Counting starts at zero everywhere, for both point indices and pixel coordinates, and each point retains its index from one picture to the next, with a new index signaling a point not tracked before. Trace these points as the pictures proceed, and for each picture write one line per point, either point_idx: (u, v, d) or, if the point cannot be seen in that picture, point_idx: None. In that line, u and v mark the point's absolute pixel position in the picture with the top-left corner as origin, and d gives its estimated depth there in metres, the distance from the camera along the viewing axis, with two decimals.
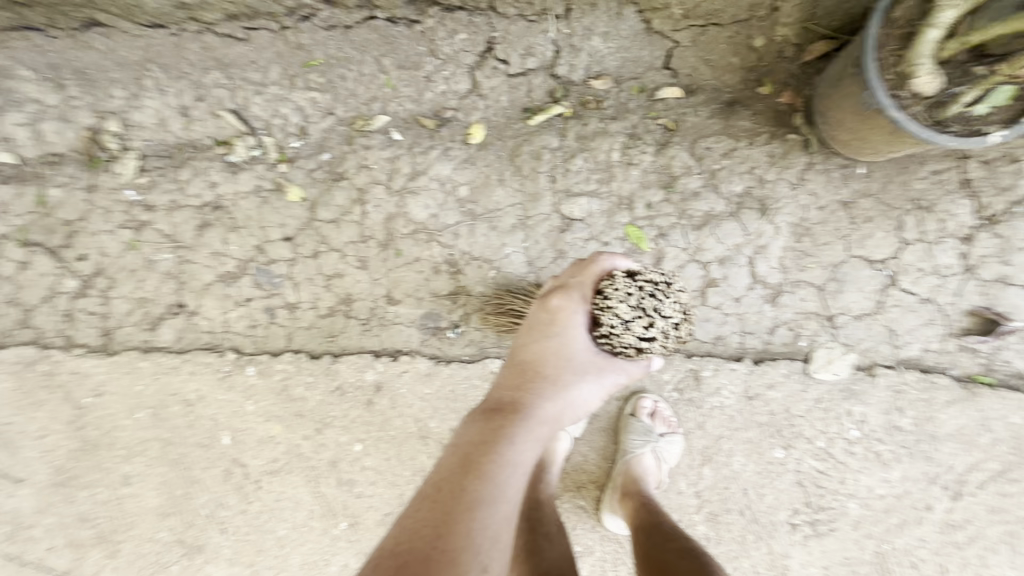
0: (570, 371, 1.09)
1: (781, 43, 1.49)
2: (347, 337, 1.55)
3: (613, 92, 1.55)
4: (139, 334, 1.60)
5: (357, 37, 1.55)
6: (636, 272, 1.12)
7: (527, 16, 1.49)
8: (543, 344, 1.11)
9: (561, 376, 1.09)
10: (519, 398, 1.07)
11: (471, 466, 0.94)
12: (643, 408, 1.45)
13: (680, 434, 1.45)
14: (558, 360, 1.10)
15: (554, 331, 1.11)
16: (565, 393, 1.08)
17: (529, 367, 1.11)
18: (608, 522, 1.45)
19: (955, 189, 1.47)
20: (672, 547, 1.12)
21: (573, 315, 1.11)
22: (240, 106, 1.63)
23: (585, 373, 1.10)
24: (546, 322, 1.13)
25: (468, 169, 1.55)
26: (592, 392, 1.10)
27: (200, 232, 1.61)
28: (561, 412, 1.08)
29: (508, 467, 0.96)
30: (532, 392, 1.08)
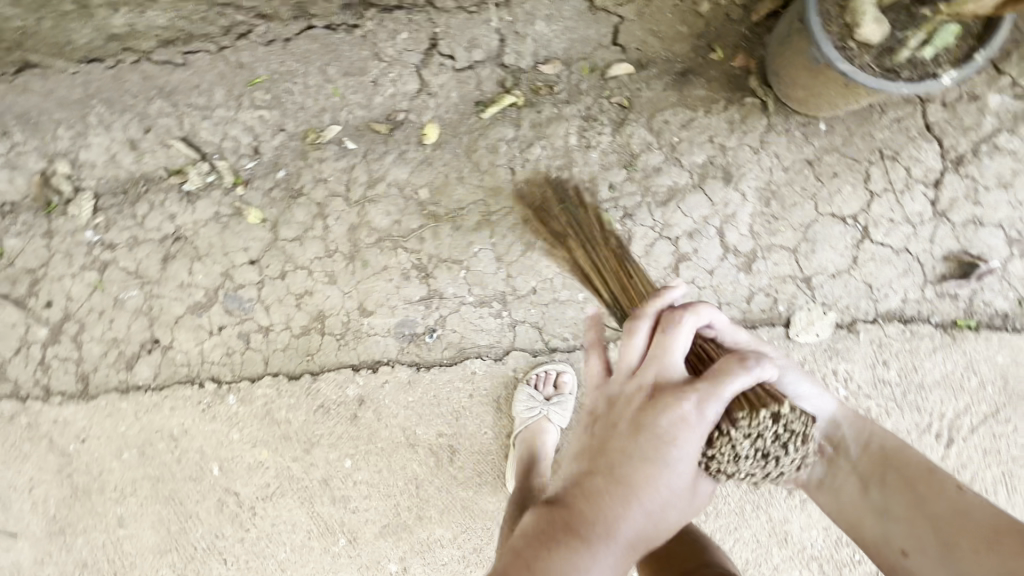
0: (668, 500, 0.86)
1: (726, 6, 1.48)
2: (324, 355, 1.53)
3: (564, 75, 1.51)
4: (115, 375, 1.58)
5: (299, 49, 1.52)
6: (780, 410, 0.89)
7: (466, 8, 1.49)
8: (654, 464, 0.85)
9: (657, 500, 0.85)
10: (610, 527, 0.82)
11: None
12: None
13: None
14: (659, 487, 0.85)
15: (675, 446, 0.85)
16: (657, 522, 0.85)
17: (622, 484, 0.85)
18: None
19: (918, 134, 1.45)
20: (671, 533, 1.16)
21: (699, 430, 0.85)
22: (188, 133, 1.59)
23: (682, 497, 0.88)
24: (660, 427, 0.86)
25: (426, 171, 1.53)
26: (675, 522, 0.87)
27: (165, 265, 1.59)
28: (649, 540, 0.85)
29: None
30: (617, 514, 0.83)
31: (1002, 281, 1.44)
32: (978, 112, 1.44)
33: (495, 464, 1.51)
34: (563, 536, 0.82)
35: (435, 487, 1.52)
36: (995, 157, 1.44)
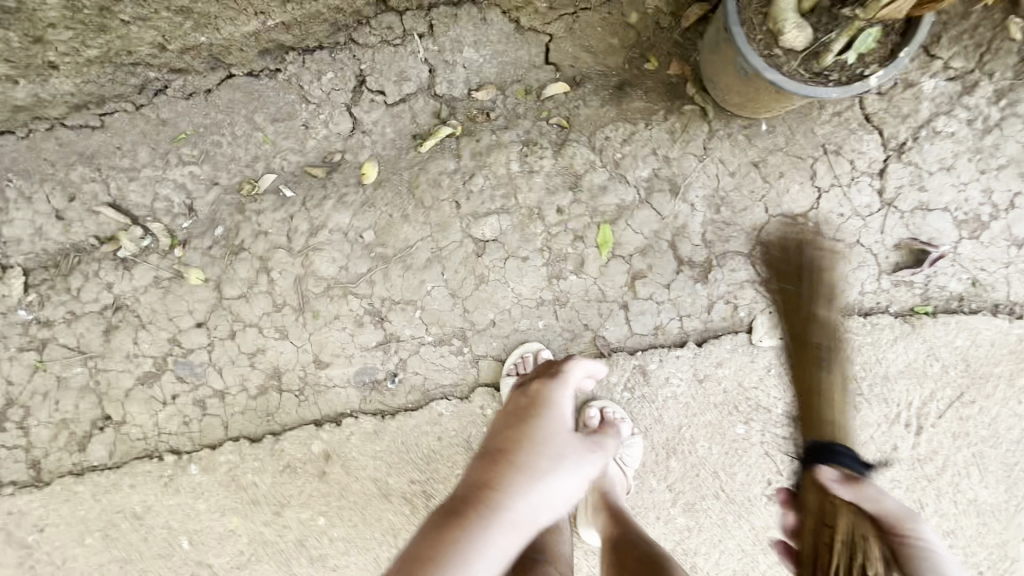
0: (545, 472, 0.96)
1: (655, 14, 1.43)
2: (285, 412, 1.48)
3: (500, 100, 1.47)
4: (69, 457, 1.51)
5: (221, 100, 1.45)
6: None
7: (391, 42, 1.42)
8: (529, 429, 1.03)
9: (541, 461, 0.97)
10: (492, 493, 0.91)
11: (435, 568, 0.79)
12: (592, 418, 1.39)
13: (638, 435, 1.43)
14: (532, 457, 0.97)
15: (537, 417, 1.05)
16: (540, 488, 0.94)
17: (497, 463, 0.97)
18: (583, 535, 1.45)
19: (858, 126, 1.45)
20: (636, 556, 1.10)
21: (562, 402, 1.10)
22: (116, 197, 1.51)
23: (560, 468, 0.99)
24: (521, 414, 1.07)
25: (368, 213, 1.47)
26: (556, 508, 0.96)
27: (108, 338, 1.52)
28: (533, 515, 0.92)
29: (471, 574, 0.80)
30: (507, 479, 0.93)
31: (953, 264, 1.45)
32: (915, 99, 1.44)
33: None
34: (457, 509, 0.88)
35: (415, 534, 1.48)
36: (936, 142, 1.45)
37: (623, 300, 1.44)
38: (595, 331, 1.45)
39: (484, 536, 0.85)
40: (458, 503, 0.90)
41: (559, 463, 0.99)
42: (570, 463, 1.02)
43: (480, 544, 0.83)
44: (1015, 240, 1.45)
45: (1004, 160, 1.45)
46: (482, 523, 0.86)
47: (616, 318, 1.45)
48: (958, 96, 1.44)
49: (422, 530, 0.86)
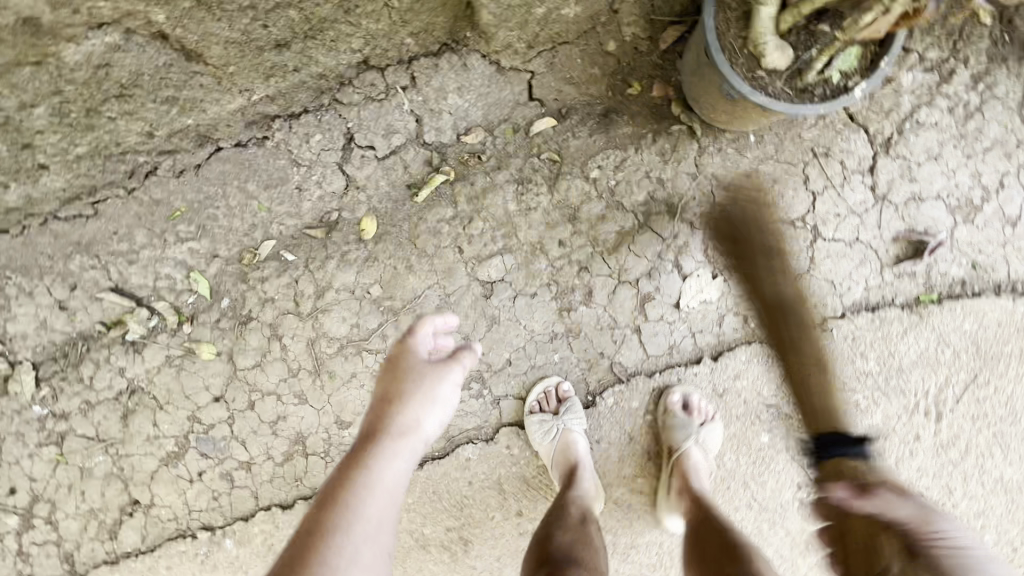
0: (421, 398, 1.05)
1: (633, 41, 1.42)
2: (314, 475, 1.48)
3: (489, 141, 1.48)
4: (103, 546, 1.51)
5: (211, 174, 1.43)
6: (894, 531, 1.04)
7: (374, 98, 1.41)
8: (393, 367, 1.09)
9: (409, 388, 1.06)
10: (381, 427, 1.03)
11: (347, 501, 0.93)
12: (676, 404, 1.43)
13: (719, 421, 1.45)
14: (405, 390, 1.06)
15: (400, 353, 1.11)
16: (418, 411, 1.04)
17: (380, 404, 1.07)
18: (668, 525, 1.41)
19: (844, 126, 1.47)
20: (717, 543, 1.13)
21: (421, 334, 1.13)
22: (118, 281, 1.50)
23: (433, 392, 1.06)
24: (394, 358, 1.11)
25: (372, 268, 1.47)
26: (439, 419, 1.08)
27: (126, 423, 1.50)
28: (415, 430, 1.04)
29: (378, 494, 0.96)
30: (387, 415, 1.04)
31: (952, 249, 1.47)
32: (895, 93, 1.46)
33: (511, 544, 1.48)
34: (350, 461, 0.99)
35: None
36: (921, 133, 1.47)
37: (634, 324, 1.45)
38: (611, 358, 1.46)
39: (377, 464, 0.99)
40: (357, 447, 1.02)
41: (427, 385, 1.06)
42: (442, 383, 1.07)
43: (377, 471, 0.98)
44: (1009, 220, 1.48)
45: (989, 142, 1.47)
46: (374, 453, 1.00)
47: (630, 343, 1.46)
48: (937, 86, 1.46)
49: (334, 473, 0.99)
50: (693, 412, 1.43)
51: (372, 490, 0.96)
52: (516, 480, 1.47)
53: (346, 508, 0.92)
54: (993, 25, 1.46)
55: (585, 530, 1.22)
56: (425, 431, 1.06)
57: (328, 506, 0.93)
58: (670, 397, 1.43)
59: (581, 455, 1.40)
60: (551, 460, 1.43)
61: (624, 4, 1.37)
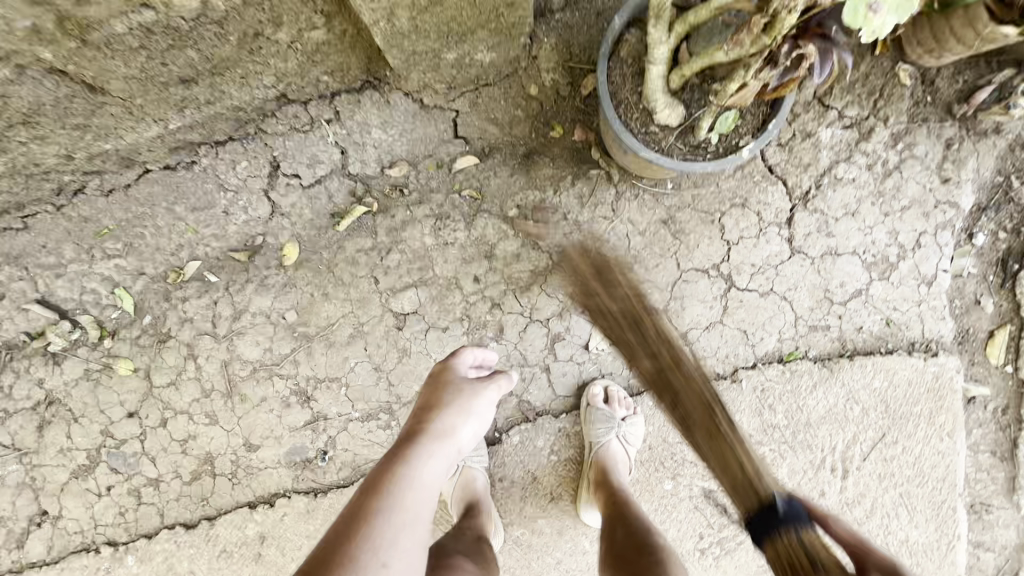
0: (461, 411, 1.16)
1: (554, 86, 1.45)
2: (219, 496, 1.49)
3: (413, 176, 1.50)
4: (9, 554, 1.52)
5: (138, 195, 1.47)
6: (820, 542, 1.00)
7: (299, 129, 1.45)
8: (436, 386, 1.23)
9: (451, 401, 1.18)
10: (419, 431, 1.11)
11: (391, 489, 0.97)
12: (596, 396, 1.43)
13: (641, 414, 1.44)
14: (446, 401, 1.17)
15: (447, 372, 1.25)
16: (455, 420, 1.14)
17: (421, 413, 1.17)
18: (586, 519, 1.42)
19: (762, 178, 1.48)
20: (631, 543, 1.12)
21: (465, 356, 1.28)
22: (44, 294, 1.53)
23: (469, 405, 1.19)
24: (438, 376, 1.25)
25: (289, 293, 1.50)
26: (470, 433, 1.16)
27: (42, 433, 1.53)
28: (453, 438, 1.12)
29: (416, 488, 1.00)
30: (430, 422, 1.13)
31: (866, 305, 1.47)
32: (814, 148, 1.48)
33: None
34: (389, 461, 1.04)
35: None
36: (838, 189, 1.48)
37: (544, 364, 1.46)
38: (519, 397, 1.46)
39: (418, 460, 1.04)
40: (397, 447, 1.09)
41: (466, 398, 1.19)
42: (478, 399, 1.20)
43: (417, 467, 1.03)
44: (924, 279, 1.48)
45: (907, 201, 1.48)
46: (414, 452, 1.06)
47: (539, 382, 1.46)
48: (856, 143, 1.47)
49: (375, 468, 1.04)
50: (614, 406, 1.42)
51: (411, 486, 1.00)
52: None
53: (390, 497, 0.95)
54: (915, 85, 1.47)
55: (480, 550, 1.21)
56: (459, 441, 1.14)
57: (371, 493, 0.96)
58: (591, 389, 1.44)
59: (481, 492, 1.40)
60: (451, 496, 1.42)
61: (542, 50, 1.41)
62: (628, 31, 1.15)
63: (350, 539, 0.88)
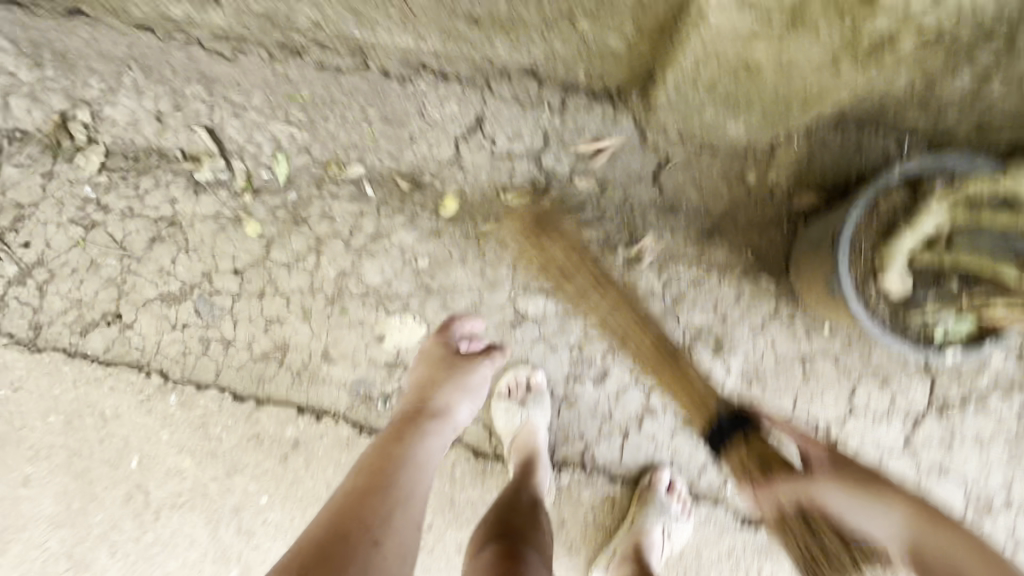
0: (459, 386, 1.32)
1: (772, 184, 1.41)
2: (275, 386, 1.51)
3: (594, 194, 1.48)
4: (68, 336, 1.55)
5: (345, 84, 1.49)
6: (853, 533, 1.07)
7: (522, 101, 1.41)
8: (426, 365, 1.37)
9: (444, 380, 1.33)
10: (420, 412, 1.26)
11: (393, 463, 1.12)
12: (660, 481, 1.42)
13: (691, 518, 1.43)
14: (443, 378, 1.32)
15: (437, 346, 1.39)
16: (451, 399, 1.30)
17: (419, 391, 1.32)
18: None
19: (914, 368, 1.44)
20: None
21: (454, 330, 1.42)
22: (216, 125, 1.55)
23: (467, 383, 1.33)
24: (434, 353, 1.38)
25: (432, 242, 1.51)
26: (468, 410, 1.32)
27: (150, 246, 1.56)
28: (447, 415, 1.28)
29: (413, 464, 1.13)
30: (426, 403, 1.28)
31: None
32: (979, 367, 1.42)
33: None
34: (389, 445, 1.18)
35: None
36: (980, 415, 1.43)
37: (625, 428, 1.45)
38: (587, 444, 1.45)
39: (415, 441, 1.19)
40: (398, 421, 1.26)
41: (461, 376, 1.34)
42: (474, 375, 1.34)
43: (416, 439, 1.20)
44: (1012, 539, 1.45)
45: None
46: (413, 434, 1.21)
47: (612, 442, 1.45)
48: None
49: (377, 446, 1.18)
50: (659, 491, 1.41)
51: (410, 465, 1.14)
52: (442, 498, 1.47)
53: (390, 468, 1.11)
54: None
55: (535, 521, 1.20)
56: (455, 419, 1.30)
57: (373, 473, 1.10)
58: (659, 472, 1.42)
59: (540, 444, 1.40)
60: (510, 444, 1.43)
61: (785, 149, 1.35)
62: (898, 185, 1.10)
63: (352, 505, 1.02)
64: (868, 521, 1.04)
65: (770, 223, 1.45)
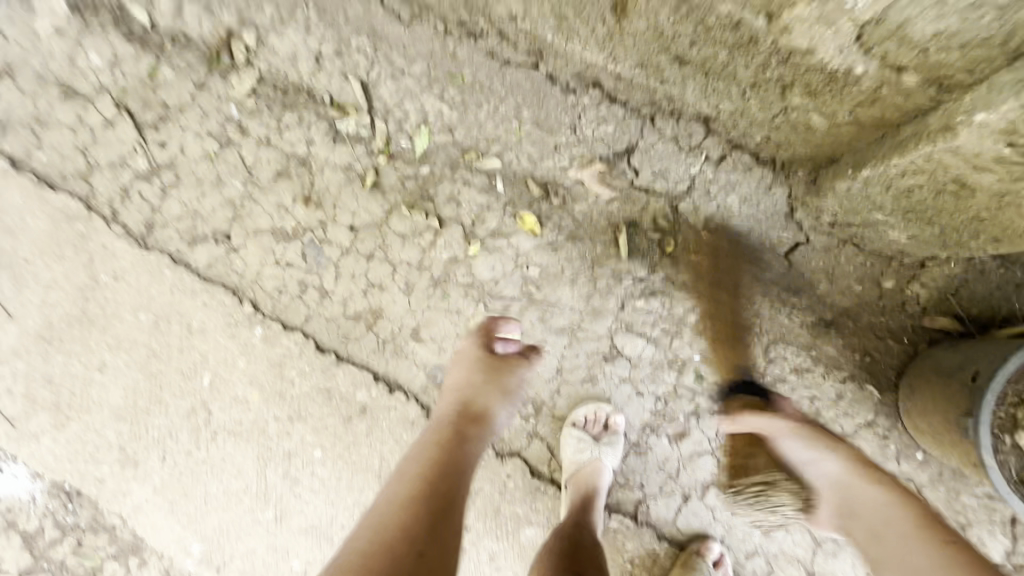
0: (494, 389, 1.30)
1: (909, 296, 1.37)
2: (358, 347, 1.53)
3: (723, 254, 1.44)
4: (177, 243, 1.58)
5: (509, 77, 1.45)
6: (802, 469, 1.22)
7: (681, 143, 1.39)
8: (462, 366, 1.34)
9: (482, 385, 1.30)
10: (459, 417, 1.26)
11: (431, 476, 1.10)
12: (710, 554, 1.41)
13: None
14: (480, 382, 1.30)
15: (471, 349, 1.37)
16: (488, 402, 1.29)
17: (457, 394, 1.30)
18: None
19: (998, 522, 1.39)
20: None
21: (490, 325, 1.40)
22: (372, 82, 1.53)
23: (504, 387, 1.32)
24: (470, 355, 1.36)
25: (548, 254, 1.49)
26: (504, 413, 1.32)
27: (275, 179, 1.57)
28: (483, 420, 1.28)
29: (454, 469, 1.14)
30: (464, 407, 1.28)
31: None
32: None
33: None
34: (430, 451, 1.18)
35: None
36: None
37: (687, 491, 1.45)
38: (644, 496, 1.46)
39: (454, 448, 1.19)
40: (435, 431, 1.25)
41: (497, 381, 1.31)
42: (510, 377, 1.33)
43: (451, 448, 1.19)
44: None
45: None
46: (450, 441, 1.21)
47: (670, 501, 1.45)
48: None
49: (418, 452, 1.18)
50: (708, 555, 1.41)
51: (450, 470, 1.13)
52: (489, 501, 1.50)
53: (429, 481, 1.09)
54: None
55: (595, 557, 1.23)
56: (493, 422, 1.29)
57: (415, 478, 1.10)
58: (711, 545, 1.42)
59: (601, 485, 1.41)
60: (568, 476, 1.44)
61: (936, 267, 1.34)
62: None
63: (393, 520, 1.00)
64: (806, 452, 1.20)
65: (893, 332, 1.40)
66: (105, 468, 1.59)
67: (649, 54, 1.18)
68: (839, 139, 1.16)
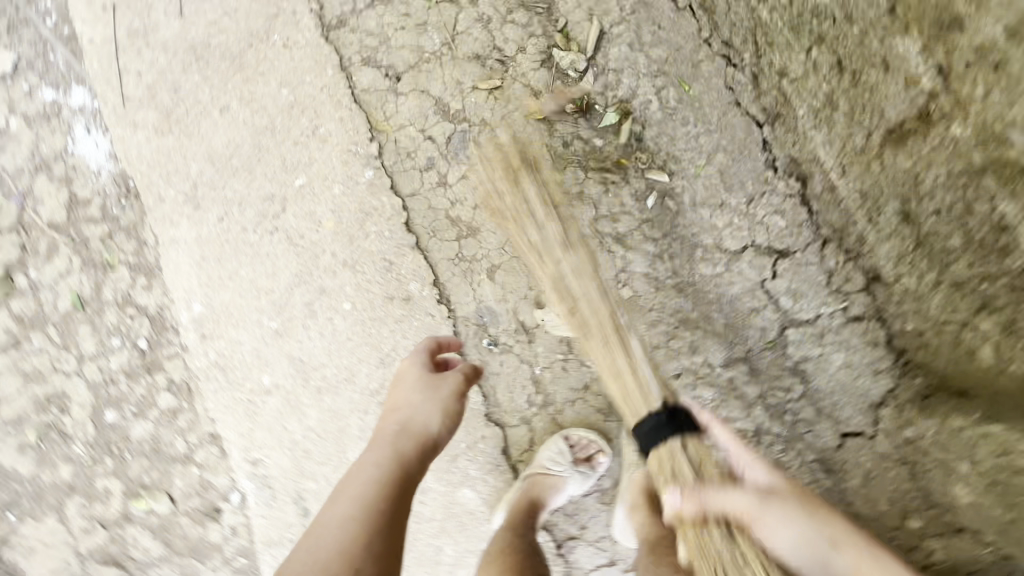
0: (435, 408, 1.24)
1: (923, 543, 1.39)
2: (437, 248, 1.55)
3: (790, 395, 1.44)
4: (352, 53, 1.56)
5: (729, 119, 1.40)
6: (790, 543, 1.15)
7: (832, 284, 1.38)
8: (402, 384, 1.28)
9: (420, 404, 1.24)
10: (396, 436, 1.21)
11: (366, 503, 1.09)
12: None
13: None
14: (416, 402, 1.24)
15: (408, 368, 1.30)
16: (426, 419, 1.23)
17: (393, 416, 1.24)
18: None
19: None
20: None
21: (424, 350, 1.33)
22: (610, 36, 1.46)
23: (446, 405, 1.25)
24: (410, 374, 1.29)
25: (647, 289, 1.48)
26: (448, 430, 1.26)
27: (469, 59, 1.52)
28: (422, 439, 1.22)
29: (390, 497, 1.11)
30: (401, 427, 1.22)
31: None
32: None
33: None
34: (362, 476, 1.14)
35: (352, 395, 1.62)
36: None
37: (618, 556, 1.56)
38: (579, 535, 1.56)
39: (390, 471, 1.15)
40: (371, 452, 1.20)
41: (438, 399, 1.25)
42: (451, 393, 1.26)
43: (391, 475, 1.14)
44: None
45: None
46: (383, 462, 1.16)
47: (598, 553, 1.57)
48: None
49: (352, 478, 1.15)
50: None
51: (383, 497, 1.11)
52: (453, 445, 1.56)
53: (367, 511, 1.07)
54: None
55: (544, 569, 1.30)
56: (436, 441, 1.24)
57: (347, 505, 1.08)
58: None
59: (559, 492, 1.46)
60: (525, 478, 1.50)
61: (965, 541, 1.33)
62: None
63: (331, 557, 1.00)
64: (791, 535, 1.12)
65: None
66: (172, 192, 1.64)
67: (884, 196, 1.28)
68: (981, 387, 1.25)
